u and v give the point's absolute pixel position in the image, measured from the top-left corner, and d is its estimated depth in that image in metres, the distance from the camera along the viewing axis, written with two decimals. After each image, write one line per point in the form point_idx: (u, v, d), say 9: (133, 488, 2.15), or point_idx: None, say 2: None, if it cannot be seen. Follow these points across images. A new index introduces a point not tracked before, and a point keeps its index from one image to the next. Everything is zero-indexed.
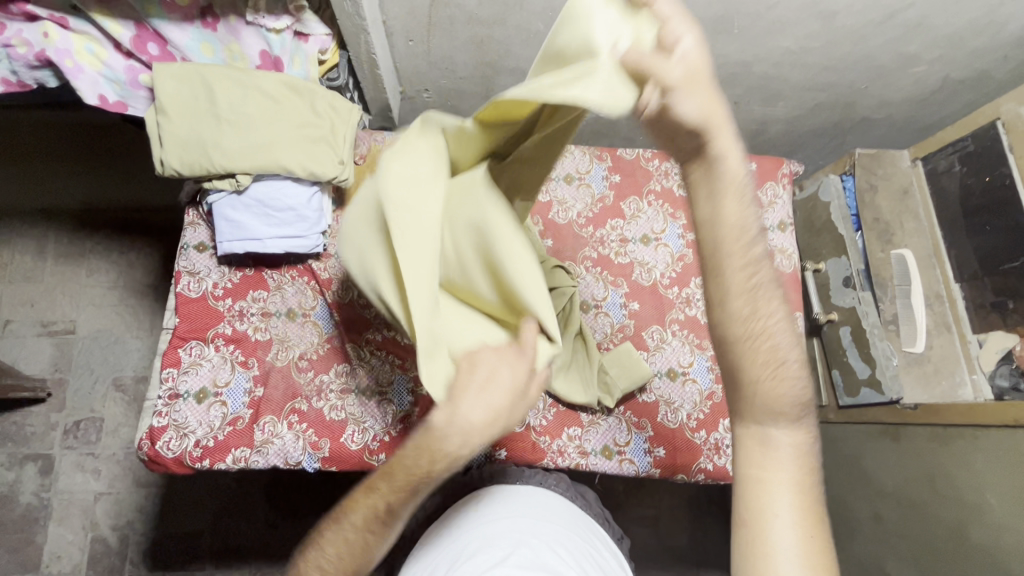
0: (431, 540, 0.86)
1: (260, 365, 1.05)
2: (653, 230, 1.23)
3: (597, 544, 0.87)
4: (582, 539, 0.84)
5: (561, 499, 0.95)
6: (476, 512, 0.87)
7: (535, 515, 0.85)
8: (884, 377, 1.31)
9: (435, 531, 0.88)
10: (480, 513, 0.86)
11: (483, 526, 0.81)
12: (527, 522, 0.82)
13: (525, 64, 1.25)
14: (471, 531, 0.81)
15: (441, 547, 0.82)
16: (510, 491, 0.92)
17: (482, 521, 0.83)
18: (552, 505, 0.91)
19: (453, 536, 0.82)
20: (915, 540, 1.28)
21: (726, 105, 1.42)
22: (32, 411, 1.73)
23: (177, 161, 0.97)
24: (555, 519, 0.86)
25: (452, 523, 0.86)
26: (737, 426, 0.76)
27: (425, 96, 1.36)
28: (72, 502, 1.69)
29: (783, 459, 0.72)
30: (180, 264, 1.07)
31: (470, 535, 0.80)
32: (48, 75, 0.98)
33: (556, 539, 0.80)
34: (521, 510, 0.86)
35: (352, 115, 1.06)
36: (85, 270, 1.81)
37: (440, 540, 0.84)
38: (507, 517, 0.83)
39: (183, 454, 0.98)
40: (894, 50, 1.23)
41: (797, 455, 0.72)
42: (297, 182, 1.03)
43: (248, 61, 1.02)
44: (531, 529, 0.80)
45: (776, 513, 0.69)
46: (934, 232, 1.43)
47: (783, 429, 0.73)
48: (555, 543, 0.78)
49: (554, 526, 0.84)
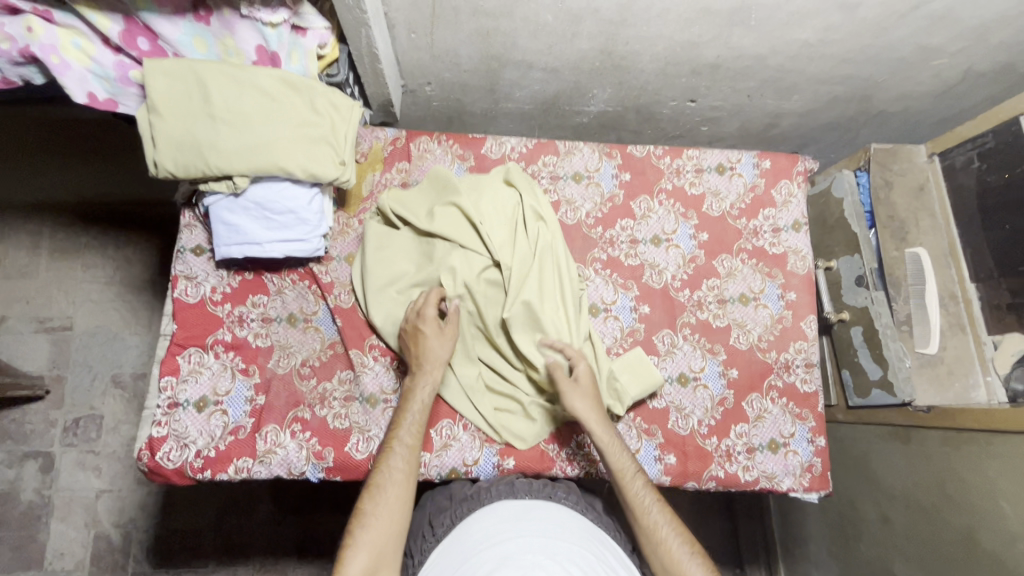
0: (440, 559, 0.83)
1: (261, 373, 1.03)
2: (664, 231, 1.19)
3: (610, 558, 0.84)
4: (596, 555, 0.81)
5: (572, 512, 0.92)
6: (486, 529, 0.84)
7: (548, 533, 0.83)
8: (897, 379, 1.29)
9: (445, 547, 0.85)
10: (491, 531, 0.83)
11: (495, 547, 0.78)
12: (539, 541, 0.80)
13: (532, 57, 1.20)
14: (483, 550, 0.79)
15: (452, 567, 0.79)
16: (519, 506, 0.90)
17: (493, 541, 0.80)
18: (562, 520, 0.88)
19: (465, 554, 0.80)
20: (924, 544, 1.25)
21: (739, 98, 1.37)
22: (31, 408, 1.71)
23: (171, 163, 0.93)
24: (568, 535, 0.83)
25: (462, 541, 0.84)
26: None
27: (427, 89, 1.31)
28: (74, 500, 1.68)
29: None
30: (177, 269, 1.04)
31: (482, 555, 0.77)
32: (33, 71, 0.93)
33: (570, 557, 0.77)
34: (533, 527, 0.84)
35: (353, 113, 1.01)
36: (80, 266, 1.77)
37: (451, 558, 0.81)
38: (518, 537, 0.80)
39: (184, 465, 0.95)
40: (915, 43, 1.19)
41: None
42: (297, 183, 0.99)
43: (243, 56, 0.97)
44: (545, 548, 0.78)
45: None
46: (950, 230, 1.39)
47: None
48: (569, 562, 0.76)
49: (567, 544, 0.81)
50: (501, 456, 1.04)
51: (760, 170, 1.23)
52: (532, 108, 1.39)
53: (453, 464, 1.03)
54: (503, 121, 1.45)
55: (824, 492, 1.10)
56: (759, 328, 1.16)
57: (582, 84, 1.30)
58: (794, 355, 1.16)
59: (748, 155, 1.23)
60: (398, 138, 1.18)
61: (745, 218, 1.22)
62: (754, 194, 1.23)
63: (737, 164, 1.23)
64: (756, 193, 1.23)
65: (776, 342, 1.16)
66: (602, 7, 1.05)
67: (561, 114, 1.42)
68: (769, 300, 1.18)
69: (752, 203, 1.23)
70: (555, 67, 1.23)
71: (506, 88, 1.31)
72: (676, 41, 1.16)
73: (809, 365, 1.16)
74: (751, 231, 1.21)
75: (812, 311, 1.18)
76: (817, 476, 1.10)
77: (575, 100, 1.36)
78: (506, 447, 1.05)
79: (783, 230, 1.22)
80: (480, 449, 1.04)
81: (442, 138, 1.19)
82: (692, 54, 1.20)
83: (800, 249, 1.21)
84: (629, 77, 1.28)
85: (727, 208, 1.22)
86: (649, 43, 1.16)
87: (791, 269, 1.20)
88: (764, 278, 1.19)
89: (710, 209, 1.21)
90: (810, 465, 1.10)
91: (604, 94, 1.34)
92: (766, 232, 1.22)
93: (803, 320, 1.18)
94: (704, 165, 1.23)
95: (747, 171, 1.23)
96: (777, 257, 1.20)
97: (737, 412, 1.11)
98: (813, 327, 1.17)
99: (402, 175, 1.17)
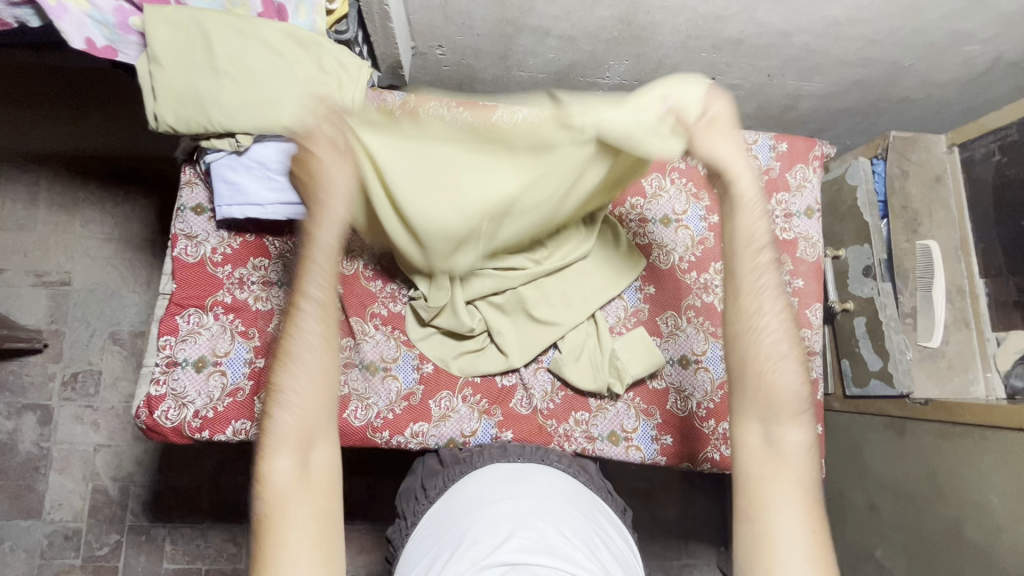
0: (434, 520, 0.85)
1: (261, 336, 1.02)
2: (674, 211, 1.17)
3: (599, 516, 0.87)
4: (586, 515, 0.84)
5: (564, 473, 0.93)
6: (477, 492, 0.85)
7: (540, 494, 0.84)
8: (897, 371, 1.28)
9: (441, 509, 0.87)
10: (481, 493, 0.84)
11: (486, 508, 0.80)
12: (531, 503, 0.81)
13: (549, 23, 1.15)
14: (475, 511, 0.80)
15: (446, 527, 0.81)
16: (512, 467, 0.91)
17: (485, 503, 0.82)
18: (553, 480, 0.90)
19: (457, 516, 0.82)
20: (909, 531, 1.28)
21: (759, 77, 1.32)
22: (28, 361, 1.71)
23: (172, 117, 0.89)
24: (559, 497, 0.85)
25: (454, 504, 0.85)
26: (740, 416, 0.88)
27: (438, 53, 1.26)
28: (72, 453, 1.69)
29: (782, 431, 0.86)
30: (177, 227, 1.01)
31: (472, 517, 0.79)
32: (29, 13, 0.88)
33: (560, 519, 0.79)
34: (525, 489, 0.85)
35: (361, 73, 0.97)
36: (78, 221, 1.75)
37: (444, 520, 0.83)
38: (510, 498, 0.82)
39: (182, 424, 0.96)
40: (947, 26, 1.15)
41: (804, 448, 0.85)
42: (301, 144, 0.96)
43: (249, 6, 0.93)
44: (535, 510, 0.79)
45: (780, 428, 0.85)
46: (963, 224, 1.37)
47: (792, 424, 0.86)
48: (560, 524, 0.78)
49: (556, 504, 0.83)
50: (499, 428, 1.04)
51: (776, 153, 1.20)
52: (545, 77, 1.34)
53: (451, 434, 1.04)
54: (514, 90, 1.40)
55: None
56: None
57: (599, 55, 1.26)
58: None
59: (764, 137, 1.20)
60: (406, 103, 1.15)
61: (758, 201, 1.19)
62: (768, 177, 1.20)
63: (754, 146, 1.20)
64: (771, 176, 1.20)
65: None
66: None
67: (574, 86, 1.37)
68: None
69: (766, 186, 1.20)
70: (572, 35, 1.19)
71: (520, 55, 1.26)
72: (699, 14, 1.12)
73: (812, 353, 1.15)
74: None
75: (819, 299, 1.17)
76: None
77: (590, 71, 1.31)
78: (505, 419, 1.05)
79: (795, 216, 1.19)
80: (478, 421, 1.04)
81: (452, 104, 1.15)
82: (715, 28, 1.16)
83: (811, 236, 1.19)
84: (648, 50, 1.23)
85: None
86: (671, 14, 1.12)
87: (801, 256, 1.18)
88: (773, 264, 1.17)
89: None
90: None
91: (620, 66, 1.29)
92: (777, 217, 1.19)
93: (809, 308, 1.17)
94: None
95: (762, 153, 1.20)
96: (788, 243, 1.18)
97: None
98: (818, 316, 1.16)
99: None
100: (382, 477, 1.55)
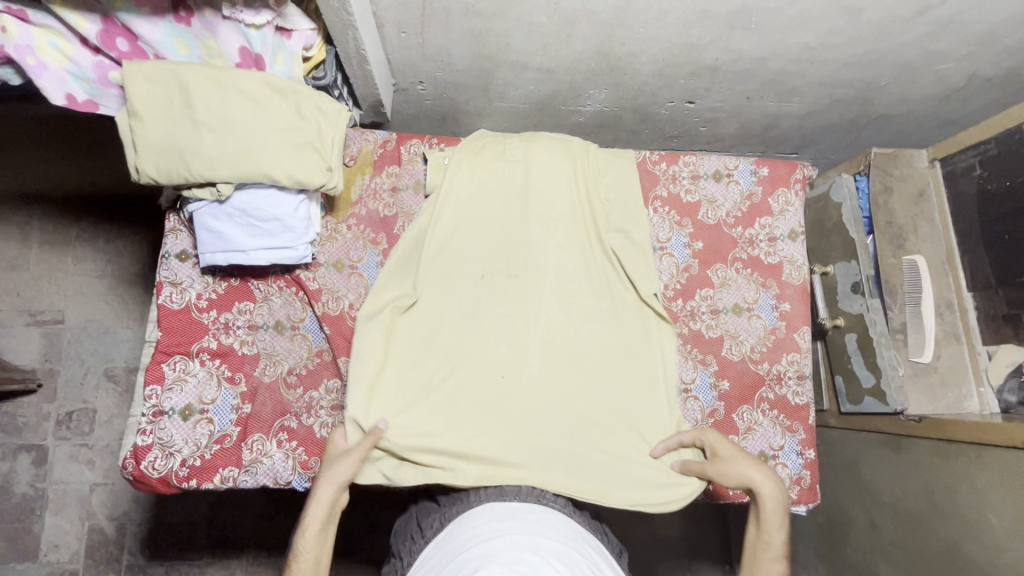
0: (429, 560, 0.82)
1: (247, 381, 1.01)
2: (658, 239, 1.18)
3: (595, 555, 0.83)
4: (581, 553, 0.79)
5: (561, 513, 0.90)
6: (473, 529, 0.82)
7: (534, 530, 0.81)
8: (890, 388, 1.28)
9: (434, 551, 0.84)
10: (476, 530, 0.82)
11: (480, 544, 0.77)
12: (526, 539, 0.78)
13: (526, 57, 1.17)
14: (469, 548, 0.77)
15: (439, 566, 0.78)
16: (510, 506, 0.89)
17: (480, 540, 0.78)
18: (551, 518, 0.87)
19: (449, 555, 0.78)
20: (910, 550, 1.26)
21: (738, 100, 1.34)
22: (22, 401, 1.70)
23: (153, 169, 0.90)
24: (556, 535, 0.81)
25: (447, 543, 0.82)
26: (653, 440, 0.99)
27: (419, 88, 1.27)
28: (67, 493, 1.68)
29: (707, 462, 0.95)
30: (161, 275, 1.02)
31: (466, 555, 0.75)
32: (10, 71, 0.90)
33: (555, 554, 0.76)
34: (520, 525, 0.82)
35: (340, 117, 0.98)
36: (70, 259, 1.76)
37: (437, 559, 0.80)
38: (506, 533, 0.79)
39: (169, 474, 0.95)
40: (920, 47, 1.16)
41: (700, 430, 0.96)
42: (282, 190, 0.96)
43: (226, 58, 0.95)
44: (531, 545, 0.76)
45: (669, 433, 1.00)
46: (948, 238, 1.38)
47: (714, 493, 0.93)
48: (555, 559, 0.74)
49: (552, 541, 0.79)
50: None
51: (756, 177, 1.21)
52: (527, 107, 1.35)
53: None
54: (497, 120, 1.41)
55: (812, 504, 1.10)
56: (752, 340, 1.15)
57: (578, 85, 1.27)
58: (786, 366, 1.15)
59: (744, 162, 1.21)
60: (388, 141, 1.15)
61: (741, 226, 1.20)
62: (750, 202, 1.21)
63: (735, 171, 1.21)
64: (753, 201, 1.21)
65: (768, 353, 1.15)
66: (597, 8, 1.03)
67: (556, 114, 1.39)
68: (763, 311, 1.16)
69: (749, 211, 1.20)
70: (550, 67, 1.20)
71: (500, 87, 1.27)
72: (673, 44, 1.14)
73: (801, 376, 1.15)
74: (746, 240, 1.19)
75: (806, 322, 1.17)
76: (806, 488, 1.10)
77: (571, 100, 1.33)
78: None
79: (779, 239, 1.20)
80: None
81: (432, 140, 1.16)
82: (690, 57, 1.17)
83: (795, 258, 1.20)
84: (626, 78, 1.25)
85: (724, 216, 1.20)
86: (646, 45, 1.14)
87: (786, 279, 1.19)
88: (758, 288, 1.18)
89: (706, 216, 1.19)
90: (798, 478, 1.10)
91: (600, 95, 1.31)
92: (761, 241, 1.20)
93: (798, 331, 1.17)
94: (701, 171, 1.20)
95: (743, 178, 1.21)
96: (772, 267, 1.19)
97: (727, 424, 1.11)
98: (806, 339, 1.16)
99: (392, 178, 1.14)
100: (382, 508, 1.55)
